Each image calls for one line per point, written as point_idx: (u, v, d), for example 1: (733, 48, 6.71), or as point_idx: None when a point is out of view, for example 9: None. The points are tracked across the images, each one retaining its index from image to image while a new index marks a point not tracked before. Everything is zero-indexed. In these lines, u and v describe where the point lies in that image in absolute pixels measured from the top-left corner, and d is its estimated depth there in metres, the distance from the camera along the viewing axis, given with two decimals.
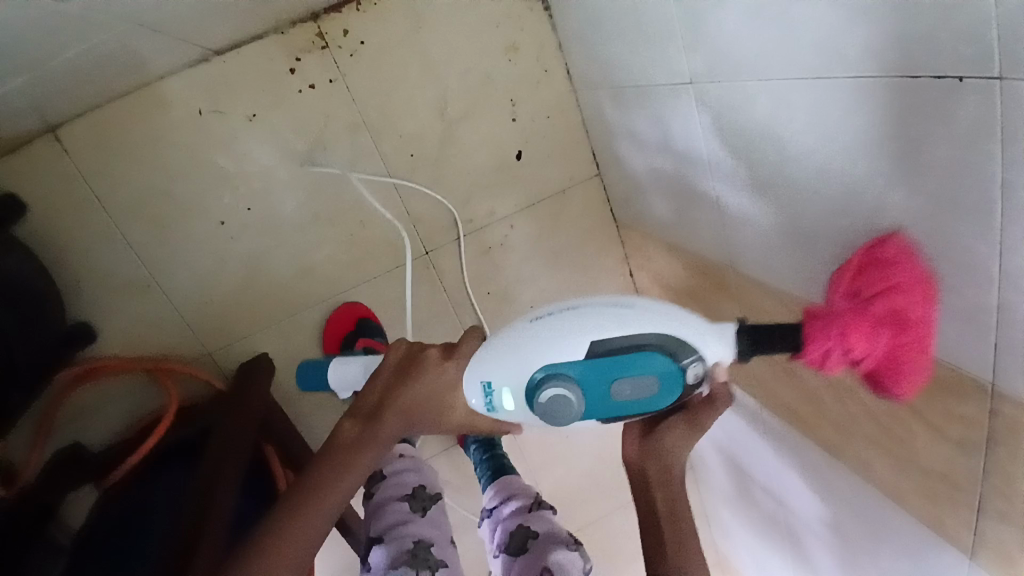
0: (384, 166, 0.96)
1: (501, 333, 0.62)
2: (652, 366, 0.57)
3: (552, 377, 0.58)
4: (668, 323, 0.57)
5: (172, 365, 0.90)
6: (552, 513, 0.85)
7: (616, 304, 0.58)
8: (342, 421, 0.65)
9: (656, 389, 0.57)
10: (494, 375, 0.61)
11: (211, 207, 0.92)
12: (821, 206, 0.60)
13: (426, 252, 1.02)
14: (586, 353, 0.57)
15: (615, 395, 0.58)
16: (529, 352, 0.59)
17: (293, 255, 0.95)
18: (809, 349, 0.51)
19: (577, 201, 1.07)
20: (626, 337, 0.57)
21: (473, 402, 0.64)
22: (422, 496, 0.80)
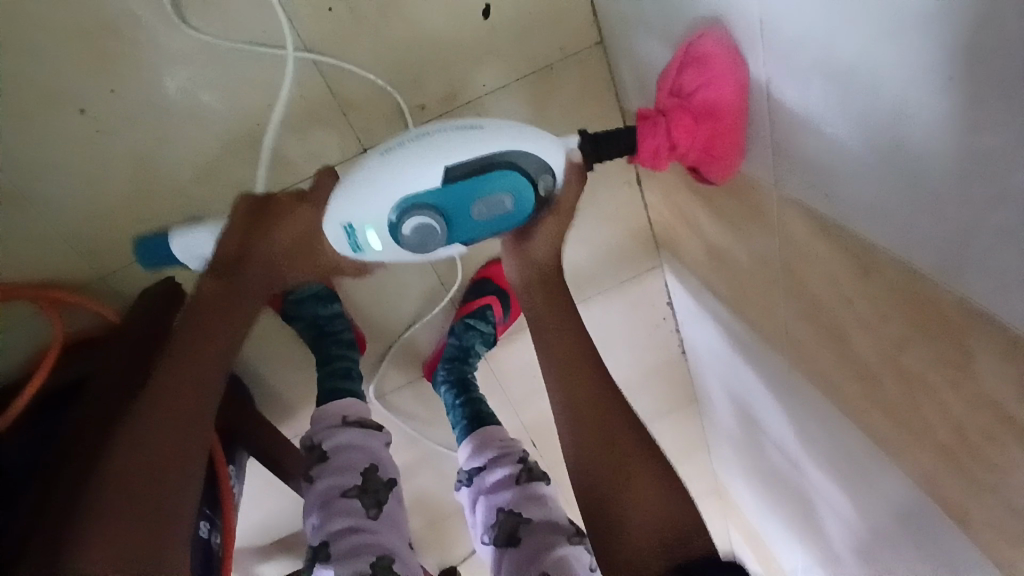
0: (295, 28, 0.70)
1: (352, 169, 0.59)
2: (505, 180, 0.57)
3: (407, 201, 0.56)
4: (512, 140, 0.57)
5: (61, 295, 0.73)
6: (547, 485, 0.71)
7: (462, 126, 0.57)
8: (202, 279, 0.63)
9: (511, 205, 0.58)
10: (353, 216, 0.58)
11: (71, 90, 0.69)
12: (921, 120, 0.36)
13: (365, 150, 0.79)
14: (439, 177, 0.56)
15: (473, 216, 0.58)
16: (384, 182, 0.56)
17: (189, 153, 0.74)
18: (645, 150, 0.62)
19: (570, 78, 0.80)
20: (473, 155, 0.56)
21: (336, 244, 0.61)
22: (375, 486, 0.63)
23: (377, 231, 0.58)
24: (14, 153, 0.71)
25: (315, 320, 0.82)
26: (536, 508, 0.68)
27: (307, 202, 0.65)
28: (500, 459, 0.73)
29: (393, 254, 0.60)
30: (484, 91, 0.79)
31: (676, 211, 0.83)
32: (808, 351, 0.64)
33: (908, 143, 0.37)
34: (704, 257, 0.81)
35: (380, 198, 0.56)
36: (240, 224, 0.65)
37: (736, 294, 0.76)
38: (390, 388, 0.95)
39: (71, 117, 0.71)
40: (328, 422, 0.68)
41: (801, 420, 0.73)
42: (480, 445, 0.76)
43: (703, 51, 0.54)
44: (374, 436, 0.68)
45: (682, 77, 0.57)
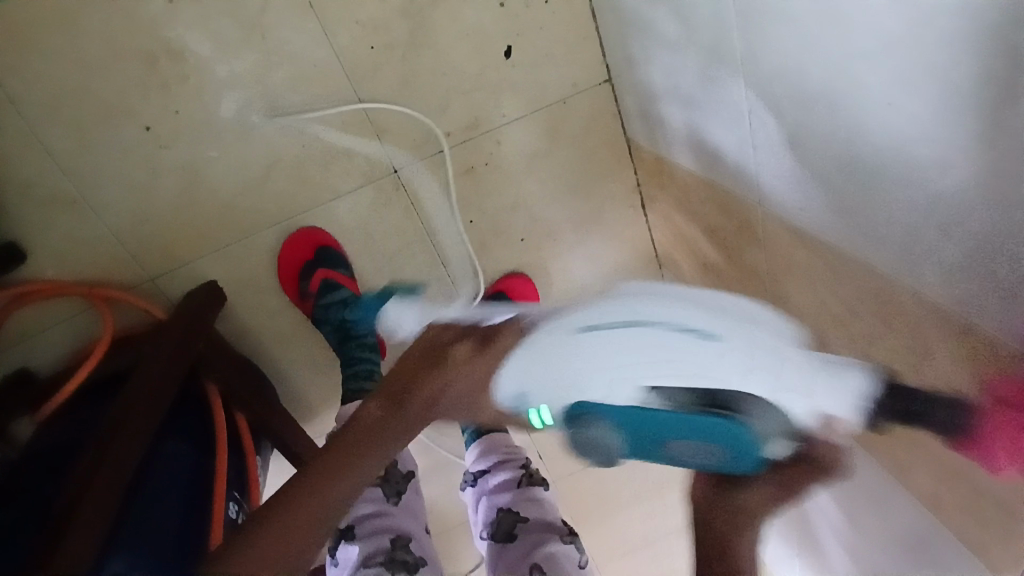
0: (339, 61, 0.80)
1: (553, 326, 0.48)
2: (724, 438, 0.47)
3: (596, 421, 0.49)
4: (771, 374, 0.41)
5: (110, 292, 0.80)
6: (545, 490, 0.75)
7: (688, 332, 0.41)
8: (367, 402, 0.58)
9: (722, 454, 0.50)
10: (533, 387, 0.50)
11: (139, 108, 0.79)
12: (886, 208, 0.47)
13: (395, 170, 0.87)
14: (634, 400, 0.46)
15: (667, 452, 0.51)
16: (563, 369, 0.47)
17: (237, 168, 0.83)
18: (988, 443, 0.38)
19: (582, 112, 0.89)
20: (695, 389, 0.44)
21: (500, 401, 0.54)
22: (396, 477, 0.68)
23: (554, 412, 0.50)
24: (83, 161, 0.79)
25: (343, 325, 0.87)
26: (533, 508, 0.71)
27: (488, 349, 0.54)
28: (504, 463, 0.78)
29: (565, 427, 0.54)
30: (503, 118, 0.87)
31: (676, 234, 0.90)
32: None
33: (925, 181, 0.43)
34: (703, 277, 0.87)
35: (558, 386, 0.48)
36: (417, 358, 0.60)
37: None
38: None
39: (136, 131, 0.79)
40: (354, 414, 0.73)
41: None
42: (486, 447, 0.81)
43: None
44: None
45: None
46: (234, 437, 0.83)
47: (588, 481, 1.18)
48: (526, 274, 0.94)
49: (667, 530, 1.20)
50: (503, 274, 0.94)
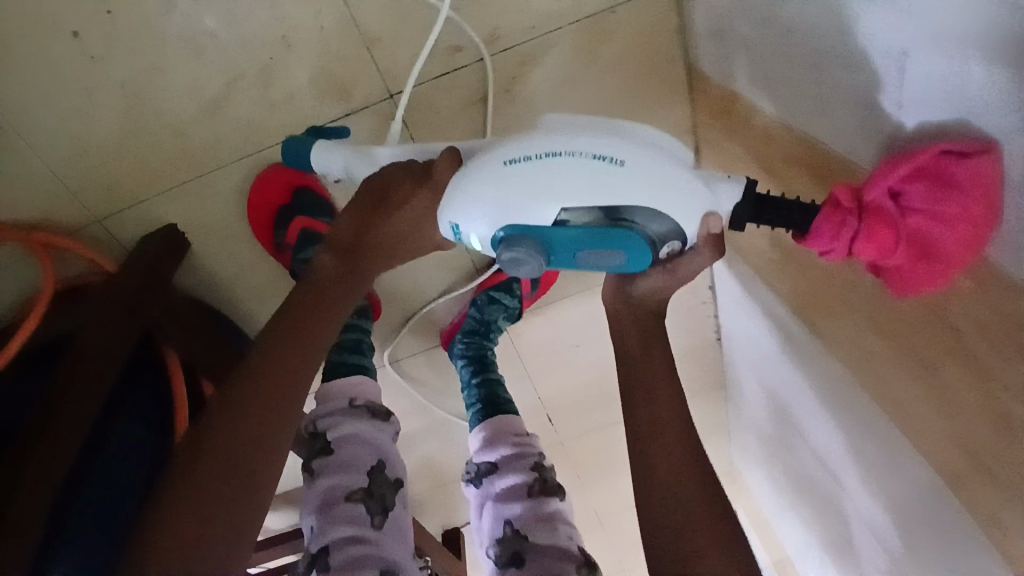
0: None
1: (475, 165, 0.52)
2: (624, 241, 0.50)
3: (519, 235, 0.51)
4: (653, 187, 0.48)
5: (50, 238, 0.67)
6: (561, 503, 0.65)
7: (598, 155, 0.48)
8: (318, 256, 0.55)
9: (623, 262, 0.52)
10: (461, 219, 0.53)
11: (63, 7, 0.61)
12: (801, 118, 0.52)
13: (392, 96, 0.69)
14: (556, 219, 0.50)
15: (579, 264, 0.53)
16: (494, 196, 0.50)
17: (191, 85, 0.66)
18: (813, 240, 0.49)
19: (629, 26, 0.69)
20: (602, 207, 0.49)
21: (442, 233, 0.56)
22: (382, 488, 0.58)
23: (483, 240, 0.53)
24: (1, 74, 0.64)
25: None
26: (544, 527, 0.62)
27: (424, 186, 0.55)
28: (514, 465, 0.67)
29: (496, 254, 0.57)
30: (528, 31, 0.68)
31: None
32: None
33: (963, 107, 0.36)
34: (768, 247, 0.71)
35: (492, 216, 0.51)
36: (363, 205, 0.56)
37: (797, 291, 0.67)
38: (405, 354, 0.89)
39: (61, 40, 0.63)
40: (335, 404, 0.63)
41: None
42: (493, 441, 0.71)
43: (959, 172, 0.37)
44: (382, 430, 0.63)
45: (908, 187, 0.42)
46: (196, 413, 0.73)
47: (601, 443, 1.09)
48: None
49: None
50: None
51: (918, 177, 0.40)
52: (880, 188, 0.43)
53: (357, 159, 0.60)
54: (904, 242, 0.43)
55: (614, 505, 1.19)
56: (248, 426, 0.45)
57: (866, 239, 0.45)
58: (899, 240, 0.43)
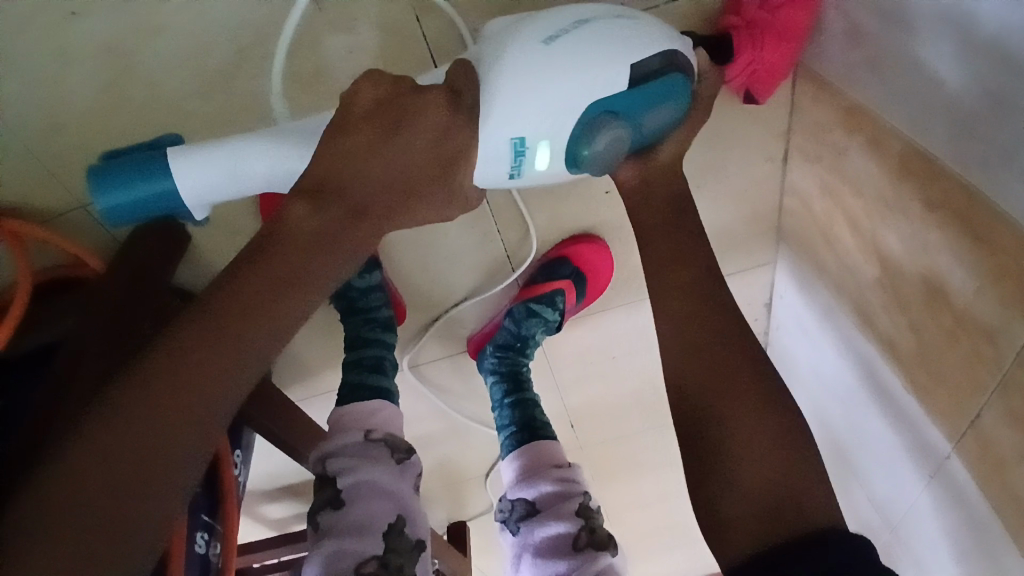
0: None
1: (509, 58, 0.45)
2: (682, 89, 0.50)
3: (597, 118, 0.47)
4: (676, 35, 0.49)
5: (24, 228, 0.56)
6: (612, 557, 0.57)
7: (619, 15, 0.47)
8: (292, 201, 0.42)
9: (681, 113, 0.52)
10: (529, 125, 0.46)
11: None
12: (907, 116, 0.48)
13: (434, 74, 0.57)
14: (630, 80, 0.47)
15: (649, 133, 0.51)
16: (551, 83, 0.45)
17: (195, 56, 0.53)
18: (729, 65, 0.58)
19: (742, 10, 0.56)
20: (653, 57, 0.47)
21: (487, 167, 0.47)
22: (401, 557, 0.50)
23: (558, 144, 0.47)
24: None
25: (349, 294, 0.67)
26: None
27: (444, 104, 0.44)
28: (555, 511, 0.59)
29: (556, 174, 0.50)
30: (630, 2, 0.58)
31: (836, 210, 0.63)
32: (1013, 460, 0.48)
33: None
34: (865, 284, 0.61)
35: (556, 108, 0.46)
36: (369, 127, 0.43)
37: (902, 341, 0.58)
38: (427, 359, 0.81)
39: None
40: (347, 439, 0.55)
41: (961, 508, 0.57)
42: (530, 478, 0.62)
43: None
44: (402, 477, 0.54)
45: None
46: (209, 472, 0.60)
47: (625, 450, 1.03)
48: (606, 242, 0.71)
49: None
50: (574, 235, 0.71)
51: None
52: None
53: (238, 171, 0.50)
54: (780, 32, 0.58)
55: (630, 507, 1.15)
56: (153, 425, 0.37)
57: (763, 38, 0.57)
58: (779, 32, 0.57)
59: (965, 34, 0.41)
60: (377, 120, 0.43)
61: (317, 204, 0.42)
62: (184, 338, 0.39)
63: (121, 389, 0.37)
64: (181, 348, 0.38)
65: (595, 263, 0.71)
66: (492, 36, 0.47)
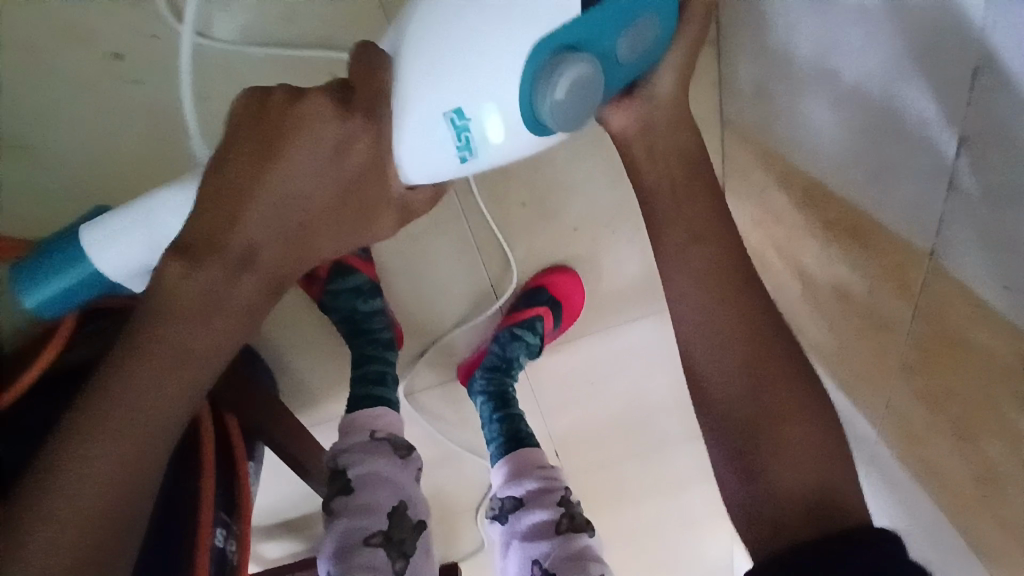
0: None
1: (440, 20, 0.45)
2: (644, 3, 0.47)
3: (551, 56, 0.45)
4: None
5: None
6: (590, 538, 0.65)
7: None
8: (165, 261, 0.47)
9: (652, 31, 0.49)
10: (465, 97, 0.45)
11: None
12: (803, 154, 0.62)
13: None
14: (580, 5, 0.44)
15: (618, 60, 0.48)
16: (471, 48, 0.45)
17: None
18: None
19: None
20: None
21: (436, 146, 0.47)
22: (402, 533, 0.58)
23: (504, 109, 0.45)
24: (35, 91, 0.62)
25: (354, 316, 0.76)
26: (574, 564, 0.62)
27: (351, 114, 0.46)
28: (538, 501, 0.67)
29: (520, 144, 0.48)
30: None
31: (766, 238, 0.75)
32: (912, 426, 0.57)
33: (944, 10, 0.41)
34: (794, 297, 0.73)
35: (487, 66, 0.45)
36: (247, 143, 0.47)
37: (826, 342, 0.69)
38: (422, 386, 0.89)
39: None
40: (356, 438, 0.63)
41: (890, 488, 0.65)
42: (518, 476, 0.70)
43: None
44: (404, 467, 0.62)
45: None
46: (227, 477, 0.65)
47: (608, 478, 1.10)
48: (577, 271, 0.83)
49: (677, 520, 1.18)
50: (547, 267, 0.83)
51: None
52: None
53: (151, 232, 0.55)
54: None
55: (616, 541, 1.19)
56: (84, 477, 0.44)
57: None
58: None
59: (835, 84, 0.55)
60: (259, 149, 0.47)
61: (190, 265, 0.46)
62: (122, 391, 0.45)
63: (74, 441, 0.44)
64: (117, 399, 0.45)
65: (569, 291, 0.82)
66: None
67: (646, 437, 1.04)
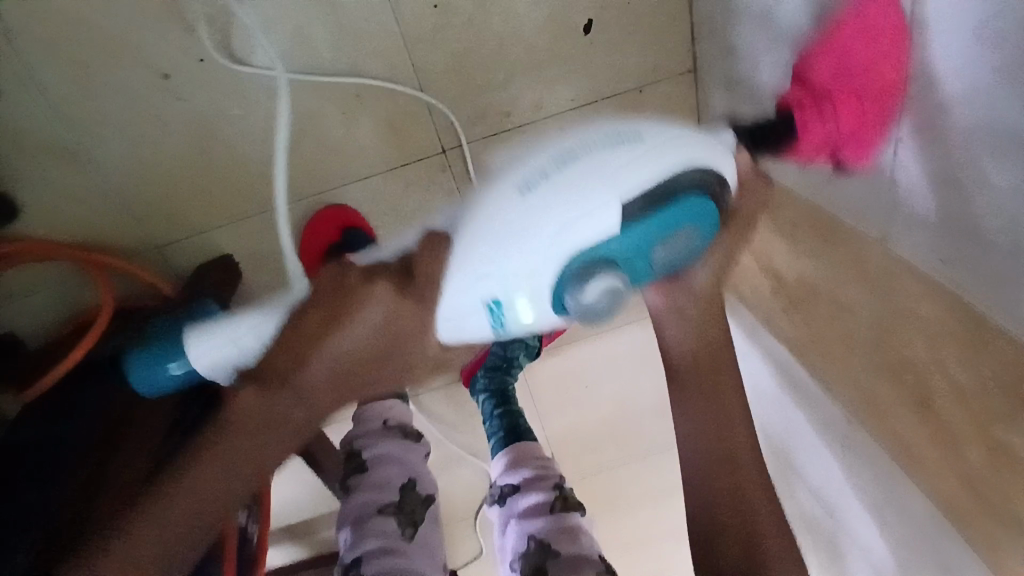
0: (395, 19, 0.67)
1: (483, 215, 0.43)
2: (689, 212, 0.42)
3: (580, 265, 0.42)
4: (681, 154, 0.43)
5: (109, 259, 0.70)
6: (581, 517, 0.69)
7: (611, 141, 0.42)
8: (245, 390, 0.47)
9: (696, 240, 0.44)
10: (502, 288, 0.43)
11: (151, 47, 0.64)
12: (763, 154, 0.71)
13: (443, 149, 0.76)
14: (619, 217, 0.41)
15: (653, 265, 0.44)
16: (522, 233, 0.42)
17: (260, 132, 0.70)
18: (805, 138, 0.53)
19: (658, 103, 0.77)
20: (648, 188, 0.42)
21: (467, 325, 0.46)
22: (412, 503, 0.62)
23: (534, 298, 0.44)
24: (70, 104, 0.66)
25: None
26: (567, 536, 0.65)
27: (407, 296, 0.46)
28: (535, 484, 0.71)
29: (549, 322, 0.47)
30: (589, 96, 0.76)
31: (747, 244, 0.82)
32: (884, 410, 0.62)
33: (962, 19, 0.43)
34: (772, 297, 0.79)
35: (533, 260, 0.42)
36: (322, 308, 0.48)
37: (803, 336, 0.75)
38: (426, 388, 0.94)
39: (150, 79, 0.66)
40: (370, 423, 0.68)
41: None
42: (517, 464, 0.75)
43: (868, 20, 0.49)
44: (413, 450, 0.67)
45: (836, 54, 0.52)
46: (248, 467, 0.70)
47: (602, 483, 1.14)
48: None
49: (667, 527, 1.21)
50: None
51: (826, 50, 0.52)
52: (820, 68, 0.52)
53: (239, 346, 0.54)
54: (868, 98, 0.51)
55: (610, 548, 1.22)
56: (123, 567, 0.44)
57: (834, 109, 0.51)
58: (861, 96, 0.51)
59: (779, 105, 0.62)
60: (334, 311, 0.47)
61: (270, 389, 0.47)
62: (190, 485, 0.46)
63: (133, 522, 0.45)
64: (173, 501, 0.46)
65: None
66: (486, 180, 0.46)
67: (632, 442, 1.09)
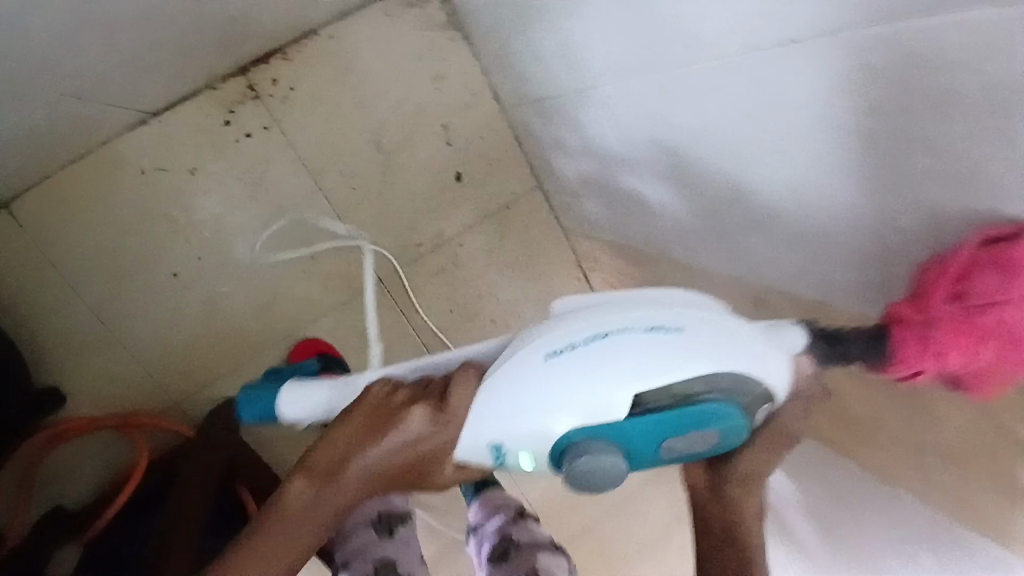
0: (326, 198, 0.98)
1: (507, 369, 0.54)
2: (711, 417, 0.49)
3: (585, 434, 0.51)
4: (723, 358, 0.48)
5: (142, 419, 0.90)
6: (534, 524, 0.84)
7: (654, 326, 0.49)
8: (292, 478, 0.58)
9: (715, 438, 0.50)
10: (503, 438, 0.54)
11: (165, 256, 0.92)
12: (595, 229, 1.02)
13: (380, 279, 1.03)
14: (632, 402, 0.49)
15: (659, 445, 0.51)
16: (536, 390, 0.52)
17: (250, 295, 0.97)
18: None
19: (523, 213, 1.09)
20: (679, 385, 0.49)
21: (475, 458, 0.57)
22: (391, 517, 0.75)
23: (533, 455, 0.54)
24: (108, 308, 0.91)
25: None
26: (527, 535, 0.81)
27: (439, 419, 0.57)
28: (497, 508, 0.84)
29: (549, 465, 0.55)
30: (473, 219, 1.07)
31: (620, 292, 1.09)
32: None
33: (731, 143, 0.53)
34: None
35: (539, 417, 0.52)
36: (363, 422, 0.59)
37: None
38: None
39: (163, 277, 0.93)
40: None
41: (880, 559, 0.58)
42: (489, 503, 0.86)
43: None
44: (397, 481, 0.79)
45: None
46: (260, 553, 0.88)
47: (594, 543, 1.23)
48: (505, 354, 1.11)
49: None
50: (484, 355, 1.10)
51: None
52: None
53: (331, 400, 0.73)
54: None
55: None
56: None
57: None
58: None
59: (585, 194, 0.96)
60: (375, 425, 0.58)
61: (314, 484, 0.57)
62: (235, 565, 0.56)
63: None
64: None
65: None
66: (534, 332, 0.55)
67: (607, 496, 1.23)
